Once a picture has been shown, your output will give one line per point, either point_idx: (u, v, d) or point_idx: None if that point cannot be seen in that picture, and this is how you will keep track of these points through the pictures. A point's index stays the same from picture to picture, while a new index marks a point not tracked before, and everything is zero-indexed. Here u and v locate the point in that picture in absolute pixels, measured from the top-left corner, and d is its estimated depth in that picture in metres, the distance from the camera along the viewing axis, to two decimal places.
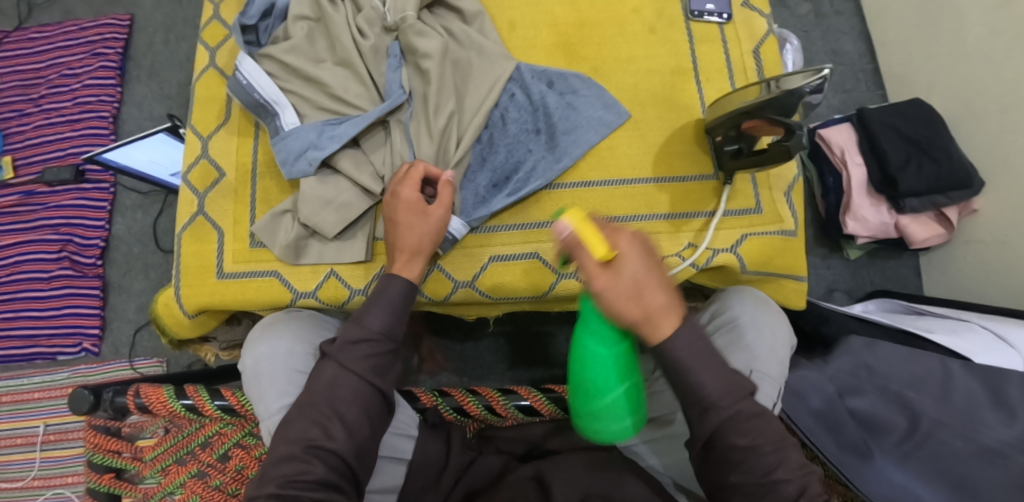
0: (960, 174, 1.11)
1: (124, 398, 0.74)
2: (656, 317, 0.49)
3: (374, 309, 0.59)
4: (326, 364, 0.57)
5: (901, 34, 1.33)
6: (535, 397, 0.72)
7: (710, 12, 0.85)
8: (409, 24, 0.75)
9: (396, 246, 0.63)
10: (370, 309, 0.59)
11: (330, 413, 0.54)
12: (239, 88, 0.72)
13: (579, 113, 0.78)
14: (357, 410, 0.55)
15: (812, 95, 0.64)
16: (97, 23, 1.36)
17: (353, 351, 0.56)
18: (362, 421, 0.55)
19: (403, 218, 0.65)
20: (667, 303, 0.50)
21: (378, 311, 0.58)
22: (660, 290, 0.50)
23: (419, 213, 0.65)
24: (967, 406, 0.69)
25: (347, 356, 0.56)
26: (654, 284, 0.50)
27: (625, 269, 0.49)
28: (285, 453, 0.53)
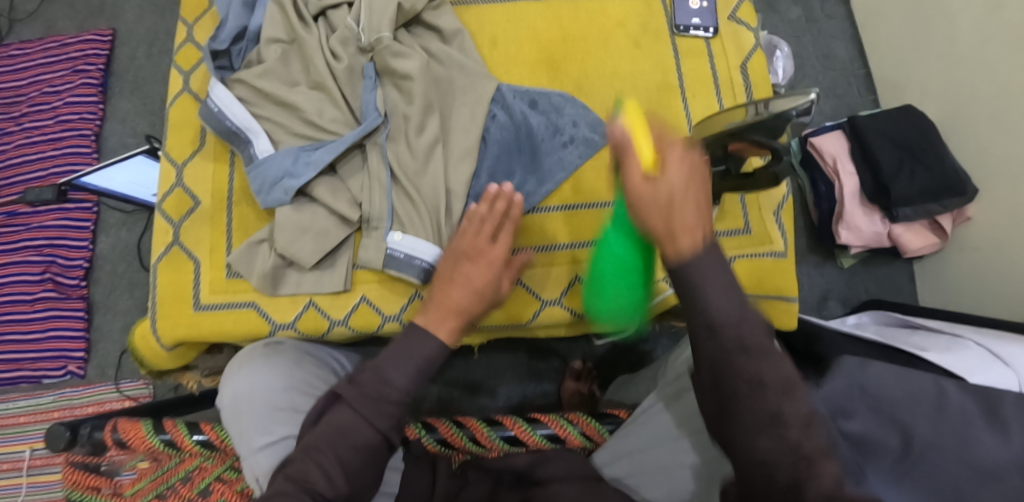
0: (952, 181, 1.10)
1: (102, 433, 0.73)
2: (678, 233, 0.46)
3: (398, 365, 0.53)
4: (340, 407, 0.54)
5: (893, 38, 1.31)
6: (519, 426, 0.73)
7: (696, 26, 0.84)
8: (385, 45, 0.73)
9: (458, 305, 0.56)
10: (393, 364, 0.53)
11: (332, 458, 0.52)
12: (211, 116, 0.71)
13: (564, 133, 0.77)
14: (361, 460, 0.52)
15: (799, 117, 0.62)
16: (78, 39, 1.34)
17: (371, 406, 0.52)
18: (363, 468, 0.52)
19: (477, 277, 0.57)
20: (693, 217, 0.47)
21: (402, 368, 0.53)
22: (691, 200, 0.47)
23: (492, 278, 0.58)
24: (959, 426, 0.59)
25: (364, 403, 0.53)
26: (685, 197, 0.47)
27: (664, 180, 0.47)
28: (283, 489, 0.50)
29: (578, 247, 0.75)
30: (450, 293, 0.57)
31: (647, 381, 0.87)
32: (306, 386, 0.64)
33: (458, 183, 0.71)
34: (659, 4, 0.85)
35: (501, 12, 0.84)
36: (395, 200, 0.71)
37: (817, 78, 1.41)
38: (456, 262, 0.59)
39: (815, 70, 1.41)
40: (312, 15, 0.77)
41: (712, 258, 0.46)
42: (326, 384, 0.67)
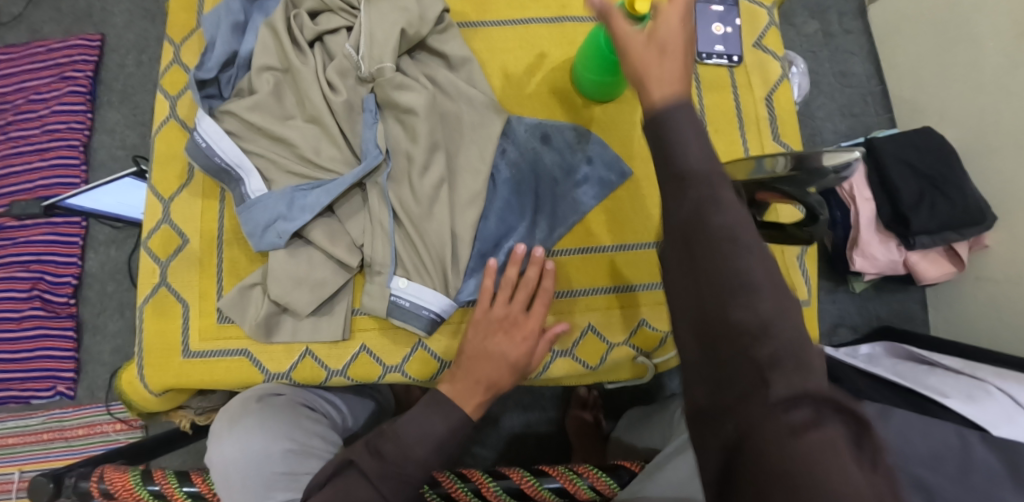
0: (972, 210, 1.06)
1: (88, 484, 0.69)
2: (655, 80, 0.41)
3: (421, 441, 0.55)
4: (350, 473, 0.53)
5: (913, 57, 1.27)
6: (528, 481, 0.69)
7: (719, 54, 0.79)
8: (387, 77, 0.69)
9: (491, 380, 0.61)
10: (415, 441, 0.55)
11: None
12: (198, 151, 0.67)
13: (578, 172, 0.73)
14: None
15: (842, 175, 0.54)
16: (66, 44, 1.28)
17: (389, 478, 0.52)
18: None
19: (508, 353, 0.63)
20: (677, 73, 0.42)
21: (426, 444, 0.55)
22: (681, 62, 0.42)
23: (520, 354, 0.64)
24: (982, 484, 0.63)
25: (385, 481, 0.52)
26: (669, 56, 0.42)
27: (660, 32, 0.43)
28: None
29: (589, 293, 0.71)
30: (486, 366, 0.62)
31: (660, 427, 0.84)
32: (303, 445, 0.62)
33: (466, 228, 0.67)
34: None
35: (512, 36, 0.79)
36: (397, 244, 0.67)
37: (832, 96, 1.36)
38: (484, 341, 0.64)
39: (830, 88, 1.37)
40: (307, 40, 0.73)
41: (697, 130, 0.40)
42: (323, 440, 0.65)
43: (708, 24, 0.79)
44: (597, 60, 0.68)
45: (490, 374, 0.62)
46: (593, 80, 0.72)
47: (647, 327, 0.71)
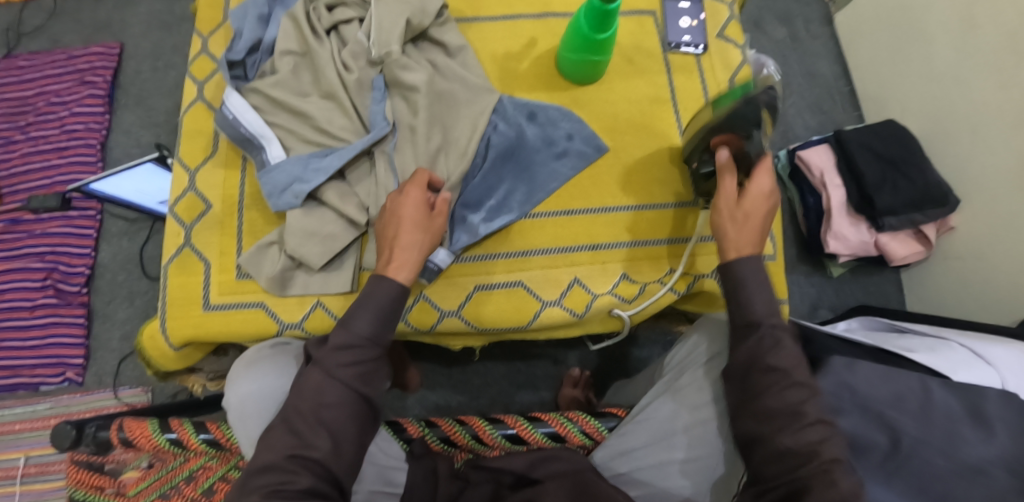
0: (933, 192, 1.14)
1: (107, 433, 0.73)
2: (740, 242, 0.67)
3: (361, 314, 0.59)
4: (311, 370, 0.57)
5: (875, 57, 1.37)
6: (522, 425, 0.74)
7: (687, 43, 0.88)
8: (395, 59, 0.76)
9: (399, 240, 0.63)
10: (357, 313, 0.59)
11: (315, 422, 0.55)
12: (226, 122, 0.74)
13: (562, 145, 0.80)
14: (341, 415, 0.55)
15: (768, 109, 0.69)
16: (86, 51, 1.36)
17: (339, 359, 0.57)
18: (345, 421, 0.56)
19: (409, 211, 0.64)
20: (753, 239, 0.67)
21: (364, 315, 0.59)
22: (759, 221, 0.67)
23: (424, 213, 0.66)
24: (944, 423, 0.63)
25: (335, 364, 0.57)
26: (755, 227, 0.67)
27: (754, 196, 0.68)
28: (269, 462, 0.54)
29: (573, 250, 0.78)
30: (405, 235, 0.64)
31: (644, 383, 0.88)
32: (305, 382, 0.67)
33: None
34: (650, 23, 0.89)
35: (502, 29, 0.87)
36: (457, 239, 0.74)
37: (803, 95, 1.45)
38: (398, 223, 0.65)
39: (801, 88, 1.46)
40: (324, 29, 0.80)
41: (758, 272, 0.65)
42: None
43: (676, 18, 0.89)
44: (579, 41, 0.77)
45: (409, 243, 0.63)
46: (573, 59, 0.80)
47: (627, 280, 0.77)
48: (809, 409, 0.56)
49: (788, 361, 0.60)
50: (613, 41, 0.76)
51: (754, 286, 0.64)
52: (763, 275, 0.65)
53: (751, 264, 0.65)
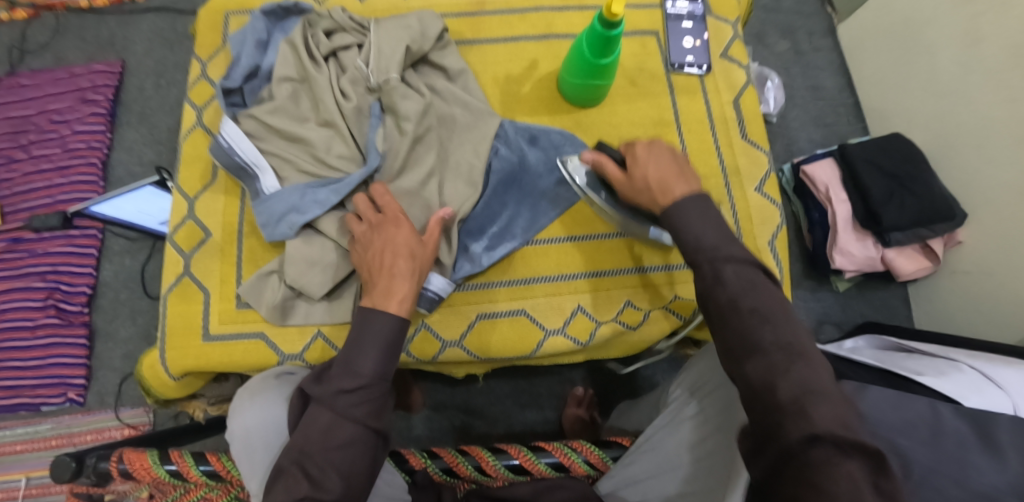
0: (940, 206, 1.12)
1: (107, 464, 0.72)
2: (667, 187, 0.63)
3: (367, 353, 0.58)
4: (318, 411, 0.55)
5: (880, 69, 1.36)
6: (525, 455, 0.73)
7: (690, 64, 0.87)
8: (393, 87, 0.75)
9: (400, 270, 0.63)
10: (361, 352, 0.58)
11: (326, 463, 0.53)
12: (220, 150, 0.73)
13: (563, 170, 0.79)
14: (352, 455, 0.54)
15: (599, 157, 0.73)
16: (87, 70, 1.36)
17: (344, 399, 0.55)
18: (356, 460, 0.54)
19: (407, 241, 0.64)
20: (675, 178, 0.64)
21: (371, 355, 0.57)
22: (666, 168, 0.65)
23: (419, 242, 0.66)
24: (956, 450, 0.61)
25: (343, 405, 0.55)
26: (668, 175, 0.64)
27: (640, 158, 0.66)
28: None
29: (575, 277, 0.77)
30: (400, 262, 0.63)
31: (649, 409, 0.88)
32: None
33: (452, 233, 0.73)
34: (653, 44, 0.88)
35: (503, 51, 0.87)
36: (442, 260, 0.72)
37: (807, 107, 1.44)
38: (393, 252, 0.64)
39: (805, 101, 1.45)
40: (323, 54, 0.79)
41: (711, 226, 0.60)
42: None
43: (679, 38, 0.88)
44: (581, 66, 0.76)
45: (406, 269, 0.63)
46: (576, 83, 0.79)
47: (630, 307, 0.76)
48: (767, 336, 0.53)
49: (756, 319, 0.53)
50: (617, 65, 0.75)
51: (692, 224, 0.60)
52: (701, 205, 0.61)
53: (684, 202, 0.61)
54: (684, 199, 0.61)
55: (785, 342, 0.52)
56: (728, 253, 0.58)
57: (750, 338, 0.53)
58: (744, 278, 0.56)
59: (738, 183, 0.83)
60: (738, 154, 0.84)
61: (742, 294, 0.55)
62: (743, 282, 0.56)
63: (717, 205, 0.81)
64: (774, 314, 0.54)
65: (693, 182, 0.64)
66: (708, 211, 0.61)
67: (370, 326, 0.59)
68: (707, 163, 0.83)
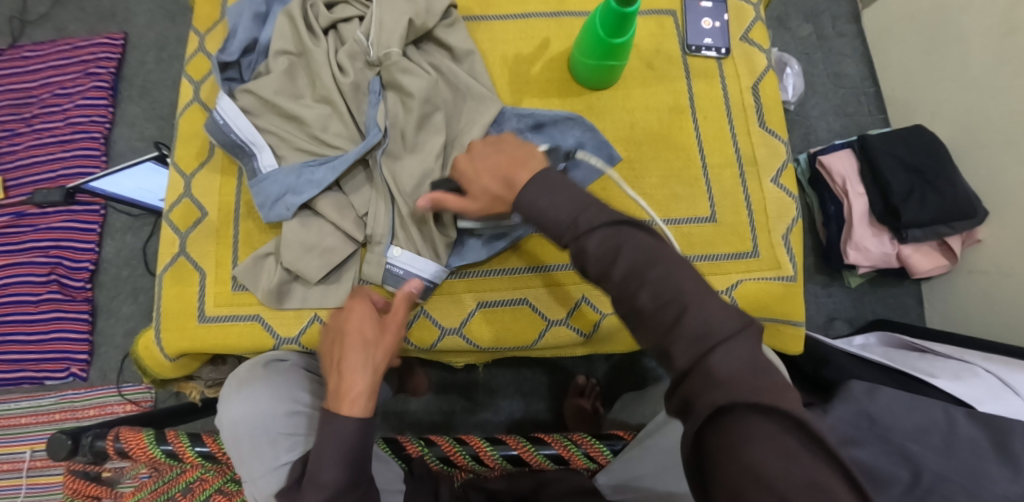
0: (963, 204, 1.08)
1: (103, 442, 0.72)
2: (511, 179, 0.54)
3: (325, 465, 0.54)
4: None
5: (904, 58, 1.31)
6: (524, 446, 0.72)
7: (709, 46, 0.83)
8: (394, 61, 0.72)
9: (349, 362, 0.58)
10: (321, 465, 0.54)
11: None
12: (216, 128, 0.71)
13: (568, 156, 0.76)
14: None
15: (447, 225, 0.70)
16: (90, 42, 1.34)
17: None
18: None
19: (355, 329, 0.59)
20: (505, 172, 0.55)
21: (329, 467, 0.54)
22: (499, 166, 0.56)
23: (373, 322, 0.61)
24: (973, 460, 0.60)
25: None
26: (505, 171, 0.55)
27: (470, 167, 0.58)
28: None
29: None
30: (349, 358, 0.58)
31: (653, 403, 0.86)
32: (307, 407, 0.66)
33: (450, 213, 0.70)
34: (671, 24, 0.84)
35: (513, 29, 0.83)
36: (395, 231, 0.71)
37: (826, 96, 1.39)
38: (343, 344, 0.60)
39: (824, 89, 1.40)
40: (322, 27, 0.76)
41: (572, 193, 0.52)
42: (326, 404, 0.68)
43: (697, 18, 0.84)
44: (594, 46, 0.73)
45: (353, 363, 0.57)
46: (589, 64, 0.76)
47: None
48: (647, 301, 0.47)
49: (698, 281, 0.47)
50: (633, 42, 0.72)
51: (544, 213, 0.51)
52: (559, 178, 0.53)
53: (529, 191, 0.52)
54: (532, 184, 0.52)
55: (669, 296, 0.46)
56: (587, 218, 0.50)
57: (630, 309, 0.48)
58: (610, 239, 0.49)
59: (754, 173, 0.80)
60: (757, 144, 0.81)
61: (611, 260, 0.48)
62: (610, 250, 0.48)
63: (729, 197, 0.78)
64: (647, 275, 0.47)
65: (538, 160, 0.56)
66: (563, 184, 0.52)
67: (324, 435, 0.55)
68: (722, 152, 0.80)
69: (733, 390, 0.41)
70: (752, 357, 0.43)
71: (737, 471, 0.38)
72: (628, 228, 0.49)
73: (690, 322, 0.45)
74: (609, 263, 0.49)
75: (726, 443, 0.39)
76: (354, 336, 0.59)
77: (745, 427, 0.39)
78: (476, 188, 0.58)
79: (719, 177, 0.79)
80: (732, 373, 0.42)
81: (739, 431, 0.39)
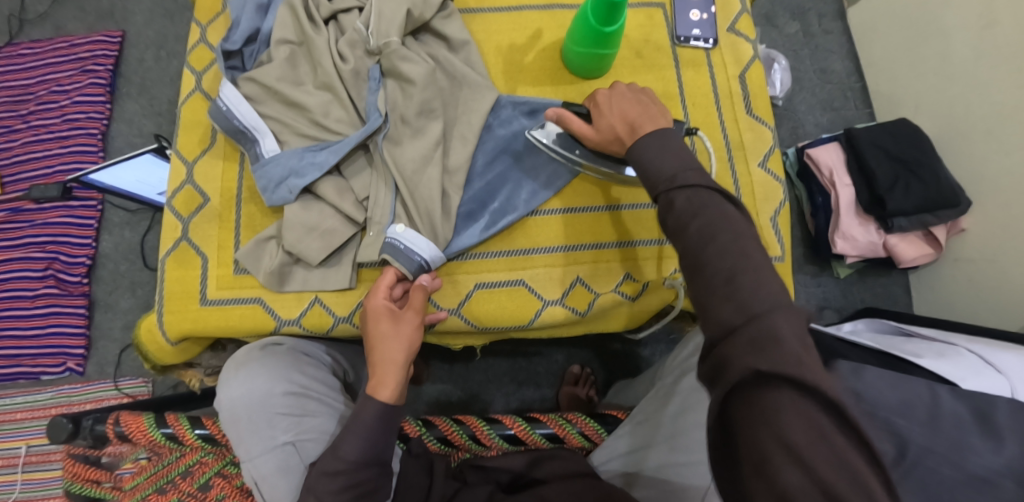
0: (947, 194, 1.11)
1: (103, 426, 0.74)
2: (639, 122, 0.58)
3: (349, 437, 0.57)
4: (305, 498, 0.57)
5: (888, 54, 1.34)
6: (519, 425, 0.74)
7: (697, 37, 0.86)
8: (393, 49, 0.74)
9: (377, 356, 0.61)
10: (345, 436, 0.57)
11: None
12: (219, 114, 0.73)
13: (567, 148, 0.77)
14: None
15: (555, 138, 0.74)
16: (87, 40, 1.35)
17: (330, 483, 0.56)
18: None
19: (380, 328, 0.63)
20: (641, 112, 0.59)
21: (352, 440, 0.57)
22: (637, 103, 0.60)
23: (390, 317, 0.64)
24: (956, 431, 0.60)
25: (323, 489, 0.56)
26: (633, 116, 0.59)
27: (607, 101, 0.62)
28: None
29: (575, 249, 0.77)
30: (380, 351, 0.61)
31: (646, 385, 0.88)
32: (303, 388, 0.67)
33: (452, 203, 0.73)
34: (660, 16, 0.87)
35: (507, 20, 0.85)
36: (395, 210, 0.73)
37: (814, 91, 1.43)
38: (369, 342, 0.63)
39: (812, 84, 1.43)
40: (322, 17, 0.78)
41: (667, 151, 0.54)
42: (322, 386, 0.70)
43: (686, 11, 0.87)
44: (586, 35, 0.75)
45: (381, 355, 0.61)
46: (581, 52, 0.78)
47: (629, 280, 0.76)
48: (711, 260, 0.46)
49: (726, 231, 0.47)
50: (624, 30, 0.74)
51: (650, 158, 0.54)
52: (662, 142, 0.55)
53: (640, 140, 0.55)
54: (647, 135, 0.55)
55: (729, 260, 0.46)
56: (685, 178, 0.51)
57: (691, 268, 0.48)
58: (696, 200, 0.49)
59: (742, 158, 0.82)
60: (744, 129, 0.83)
61: (690, 218, 0.49)
62: (694, 207, 0.49)
63: (718, 182, 0.80)
64: (721, 237, 0.47)
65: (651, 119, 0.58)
66: (663, 141, 0.54)
67: (357, 414, 0.59)
68: (711, 138, 0.82)
69: (778, 360, 0.39)
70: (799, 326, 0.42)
71: (767, 437, 0.38)
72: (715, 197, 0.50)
73: (745, 284, 0.44)
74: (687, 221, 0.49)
75: (760, 412, 0.39)
76: (378, 335, 0.62)
77: (781, 400, 0.38)
78: (600, 125, 0.62)
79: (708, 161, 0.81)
80: (784, 338, 0.40)
81: (771, 401, 0.38)
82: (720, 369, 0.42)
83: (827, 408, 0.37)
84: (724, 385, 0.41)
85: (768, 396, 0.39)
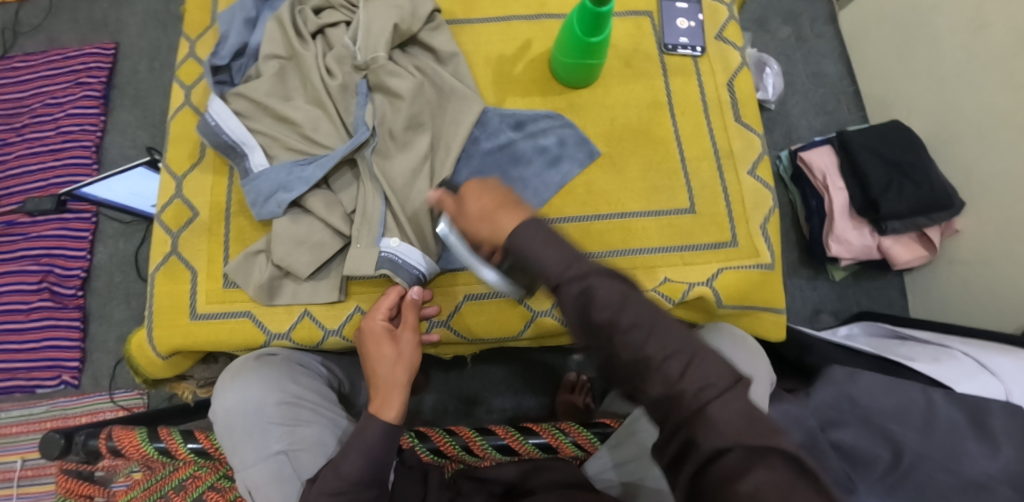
0: (939, 196, 1.11)
1: (96, 442, 0.73)
2: (498, 218, 0.54)
3: (349, 455, 0.56)
4: None
5: (880, 56, 1.34)
6: (512, 436, 0.73)
7: (684, 45, 0.86)
8: (380, 65, 0.75)
9: (379, 378, 0.62)
10: (345, 454, 0.56)
11: None
12: (208, 129, 0.73)
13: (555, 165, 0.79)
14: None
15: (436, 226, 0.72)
16: (81, 52, 1.35)
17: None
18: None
19: (378, 351, 0.63)
20: (506, 212, 0.54)
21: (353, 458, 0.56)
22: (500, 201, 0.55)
23: (386, 339, 0.65)
24: (950, 438, 0.59)
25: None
26: (497, 205, 0.55)
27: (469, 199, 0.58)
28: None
29: None
30: (381, 372, 0.62)
31: None
32: (297, 397, 0.66)
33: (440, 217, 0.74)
34: (648, 24, 0.87)
35: (495, 31, 0.86)
36: (388, 223, 0.72)
37: (807, 95, 1.43)
38: (369, 364, 0.64)
39: (805, 88, 1.43)
40: (310, 32, 0.78)
41: (550, 239, 0.52)
42: (317, 395, 0.69)
43: (674, 18, 0.87)
44: (573, 45, 0.75)
45: (382, 377, 0.62)
46: (569, 62, 0.78)
47: None
48: (653, 351, 0.47)
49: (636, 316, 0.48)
50: (611, 39, 0.74)
51: (534, 255, 0.51)
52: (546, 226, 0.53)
53: (518, 234, 0.52)
54: (521, 225, 0.52)
55: (675, 346, 0.47)
56: (579, 265, 0.51)
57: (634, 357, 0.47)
58: (583, 291, 0.50)
59: (732, 165, 0.82)
60: (733, 137, 0.83)
61: (616, 310, 0.49)
62: (615, 295, 0.49)
63: (707, 189, 0.80)
64: (655, 323, 0.48)
65: (525, 209, 0.55)
66: (553, 231, 0.53)
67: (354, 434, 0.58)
68: (700, 145, 0.82)
69: (728, 433, 0.42)
70: (749, 408, 0.44)
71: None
72: (604, 278, 0.50)
73: (692, 372, 0.45)
74: (613, 311, 0.49)
75: (726, 476, 0.40)
76: (377, 359, 0.63)
77: (750, 466, 0.40)
78: (469, 210, 0.58)
79: (697, 169, 0.81)
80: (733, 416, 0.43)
81: (733, 469, 0.40)
82: (687, 447, 0.43)
83: (786, 464, 0.40)
84: (696, 457, 0.42)
85: (734, 466, 0.40)
